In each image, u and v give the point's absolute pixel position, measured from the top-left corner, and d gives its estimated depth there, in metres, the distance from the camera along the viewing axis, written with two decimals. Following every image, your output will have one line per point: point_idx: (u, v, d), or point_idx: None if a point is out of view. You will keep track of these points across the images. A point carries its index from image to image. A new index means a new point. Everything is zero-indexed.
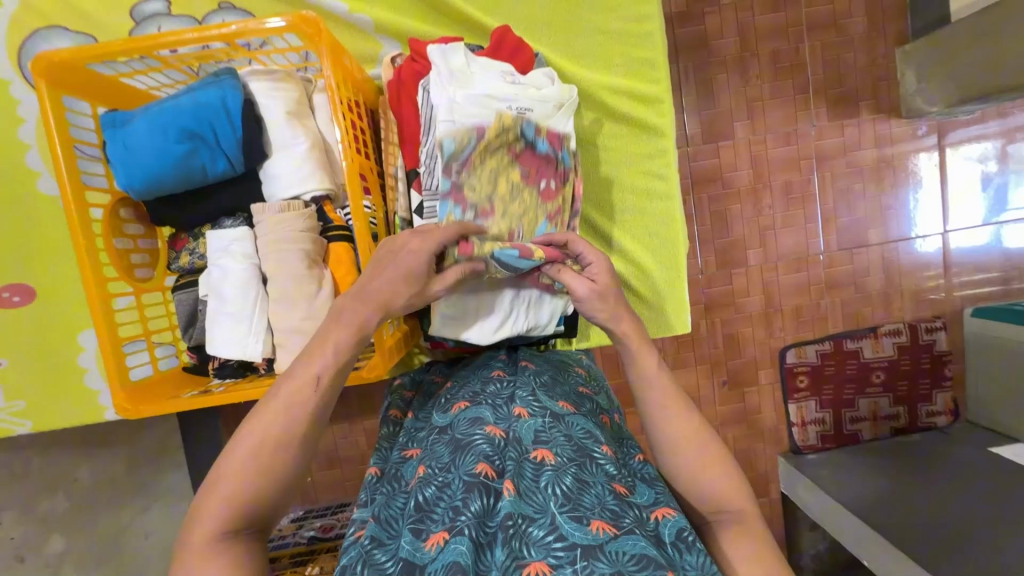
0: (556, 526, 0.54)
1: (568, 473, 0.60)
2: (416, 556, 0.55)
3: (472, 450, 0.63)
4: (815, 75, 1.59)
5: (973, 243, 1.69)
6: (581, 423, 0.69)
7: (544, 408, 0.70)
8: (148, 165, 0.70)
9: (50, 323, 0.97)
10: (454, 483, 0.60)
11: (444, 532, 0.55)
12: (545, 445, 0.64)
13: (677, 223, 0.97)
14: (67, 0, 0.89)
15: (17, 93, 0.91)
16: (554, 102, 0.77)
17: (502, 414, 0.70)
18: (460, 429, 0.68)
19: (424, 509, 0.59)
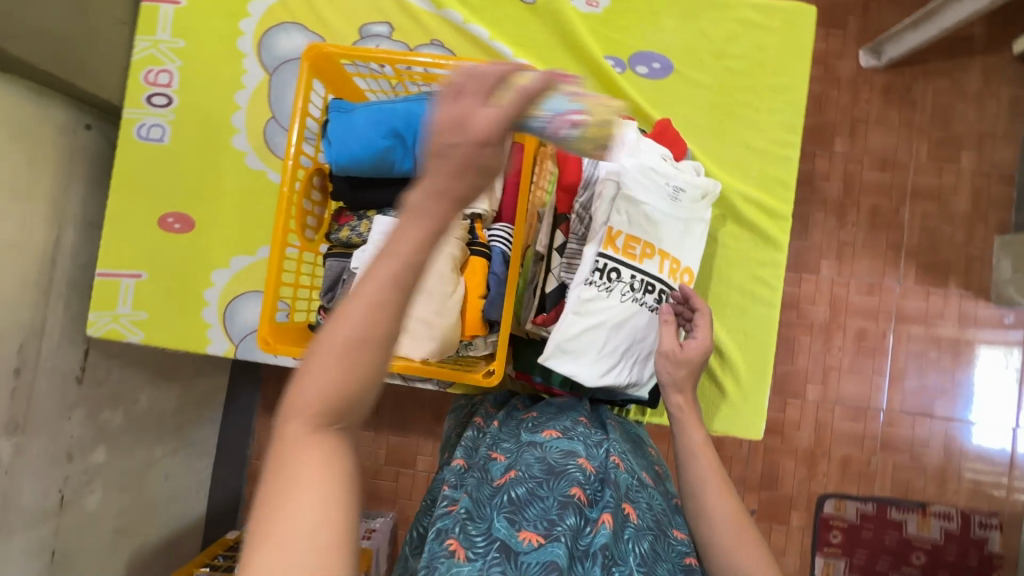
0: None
1: (648, 537, 0.64)
2: (510, 543, 0.57)
3: (567, 476, 0.65)
4: (910, 238, 1.65)
5: None
6: (657, 497, 0.73)
7: (632, 469, 0.73)
8: (355, 148, 0.82)
9: (192, 254, 1.08)
10: (549, 497, 0.62)
11: (540, 534, 0.58)
12: (630, 502, 0.67)
13: (773, 331, 1.01)
14: (314, 7, 1.08)
15: (247, 65, 1.08)
16: (701, 191, 0.88)
17: (596, 454, 0.71)
18: (553, 453, 0.68)
19: (517, 504, 0.61)
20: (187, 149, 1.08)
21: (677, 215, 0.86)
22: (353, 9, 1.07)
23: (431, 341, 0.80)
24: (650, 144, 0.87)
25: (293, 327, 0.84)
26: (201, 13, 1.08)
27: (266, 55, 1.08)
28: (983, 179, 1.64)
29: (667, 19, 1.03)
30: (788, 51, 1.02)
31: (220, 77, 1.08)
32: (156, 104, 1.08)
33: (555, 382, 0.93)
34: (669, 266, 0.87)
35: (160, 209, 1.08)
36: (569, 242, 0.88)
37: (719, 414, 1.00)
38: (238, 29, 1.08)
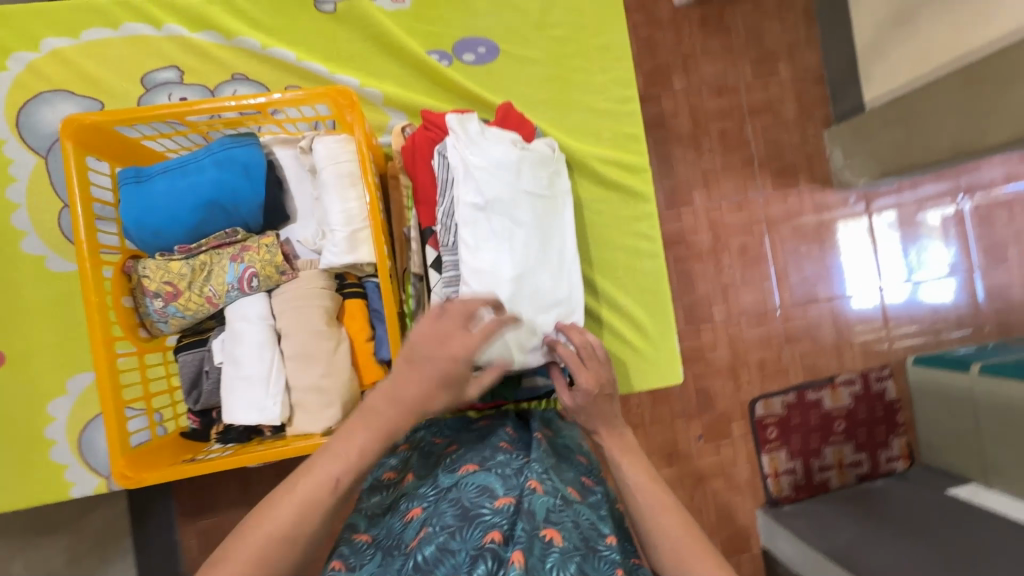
0: None
1: (573, 562, 0.58)
2: None
3: (480, 522, 0.59)
4: (759, 152, 1.79)
5: (906, 301, 1.87)
6: (587, 514, 0.68)
7: (555, 488, 0.68)
8: (167, 225, 0.71)
9: (13, 393, 0.89)
10: (460, 552, 0.56)
11: None
12: (553, 526, 0.61)
13: (665, 279, 1.04)
14: (76, 67, 0.91)
15: (11, 153, 0.90)
16: (545, 219, 0.84)
17: (513, 483, 0.66)
18: (468, 494, 0.64)
19: (422, 566, 0.55)
20: None
21: (543, 196, 0.84)
22: (127, 59, 0.92)
23: (327, 409, 0.72)
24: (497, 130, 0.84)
25: (157, 444, 0.70)
26: None
27: (32, 136, 0.90)
28: (802, 83, 1.81)
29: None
30: (603, 7, 1.02)
31: None
32: None
33: (474, 397, 0.91)
34: (542, 296, 0.82)
35: None
36: (442, 254, 0.82)
37: (640, 372, 1.03)
38: None
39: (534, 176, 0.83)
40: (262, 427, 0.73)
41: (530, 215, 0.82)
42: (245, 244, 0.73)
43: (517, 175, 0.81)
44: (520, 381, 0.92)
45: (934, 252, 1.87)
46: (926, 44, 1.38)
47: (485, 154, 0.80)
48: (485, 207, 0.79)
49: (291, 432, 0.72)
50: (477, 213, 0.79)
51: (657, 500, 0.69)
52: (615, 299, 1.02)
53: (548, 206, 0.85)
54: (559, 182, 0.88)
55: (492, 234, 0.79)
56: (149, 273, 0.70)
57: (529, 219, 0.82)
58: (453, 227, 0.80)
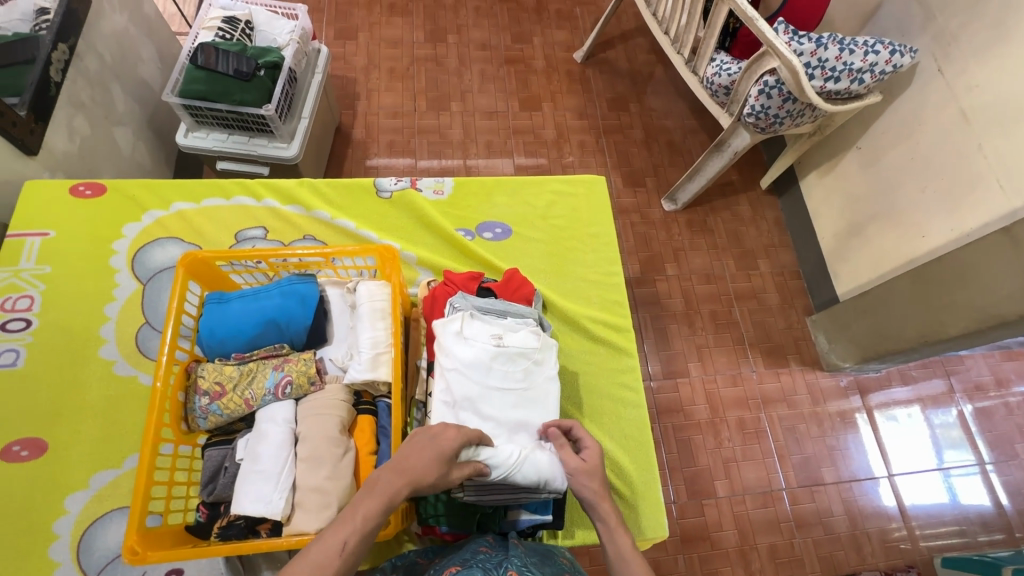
0: None
1: None
2: None
3: None
4: (747, 332, 1.97)
5: (926, 500, 1.77)
6: None
7: None
8: (232, 336, 0.89)
9: (40, 484, 0.96)
10: None
11: None
12: None
13: (648, 428, 1.13)
14: (190, 223, 1.21)
15: (120, 279, 1.14)
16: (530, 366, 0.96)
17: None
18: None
19: None
20: (46, 370, 1.04)
21: (514, 386, 0.94)
22: (229, 219, 1.22)
23: (325, 509, 0.78)
24: (478, 330, 0.97)
25: (166, 530, 0.76)
26: (71, 240, 1.15)
27: (140, 268, 1.15)
28: (780, 277, 2.06)
29: (500, 196, 1.31)
30: (594, 207, 1.32)
31: (89, 295, 1.12)
32: (12, 330, 1.07)
33: (460, 527, 0.94)
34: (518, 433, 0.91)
35: (5, 437, 0.99)
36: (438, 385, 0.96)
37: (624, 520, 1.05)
38: (111, 250, 1.16)
39: (501, 370, 0.93)
40: (262, 526, 0.80)
41: (496, 412, 0.92)
42: (287, 357, 0.89)
43: (484, 375, 0.93)
44: (507, 514, 0.96)
45: (945, 444, 1.83)
46: (878, 250, 1.65)
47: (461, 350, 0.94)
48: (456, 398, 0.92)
49: (287, 532, 0.77)
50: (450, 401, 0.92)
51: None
52: (602, 443, 1.10)
53: (521, 395, 0.94)
54: (539, 367, 0.97)
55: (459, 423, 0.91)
56: (206, 373, 0.85)
57: (496, 412, 0.92)
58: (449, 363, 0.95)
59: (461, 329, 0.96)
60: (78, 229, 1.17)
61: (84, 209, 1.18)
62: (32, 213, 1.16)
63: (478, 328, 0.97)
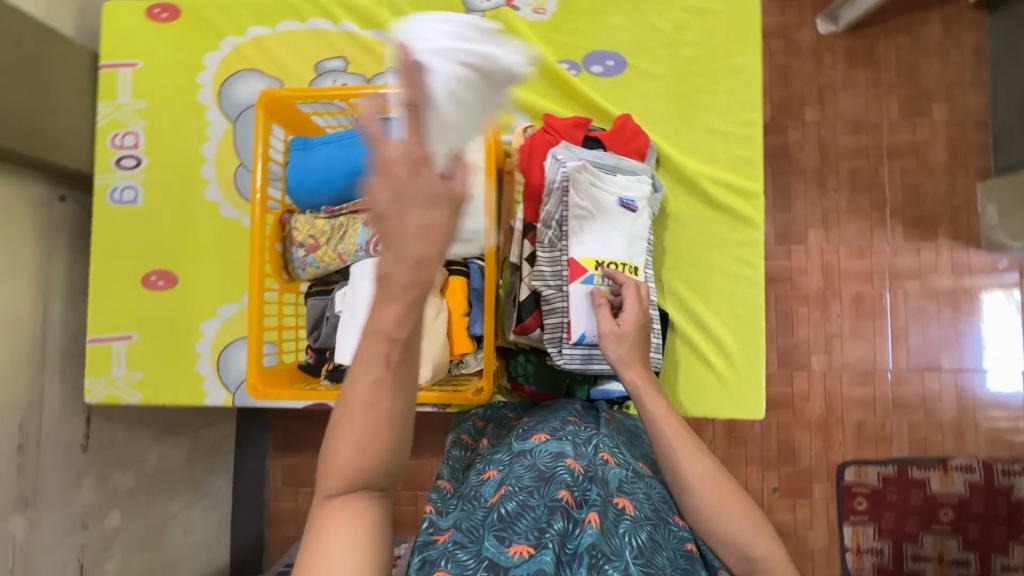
0: (629, 573, 0.56)
1: (645, 529, 0.61)
2: (500, 558, 0.55)
3: (556, 480, 0.63)
4: (893, 196, 1.62)
5: None
6: (657, 486, 0.70)
7: (627, 461, 0.71)
8: (322, 187, 0.84)
9: (179, 309, 1.09)
10: (538, 506, 0.60)
11: (530, 545, 0.56)
12: (625, 495, 0.65)
13: (761, 309, 1.01)
14: (268, 53, 1.10)
15: (210, 117, 1.10)
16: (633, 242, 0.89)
17: (583, 453, 0.70)
18: (543, 458, 0.67)
19: (507, 519, 0.59)
20: (162, 208, 1.10)
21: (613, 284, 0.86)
22: (307, 49, 1.09)
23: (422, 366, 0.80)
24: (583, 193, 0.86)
25: (282, 369, 0.84)
26: (158, 71, 1.10)
27: (228, 105, 1.10)
28: (958, 128, 1.61)
29: (616, 17, 1.04)
30: (738, 30, 1.02)
31: (185, 132, 1.10)
32: (126, 167, 1.10)
33: (548, 388, 0.95)
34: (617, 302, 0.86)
35: (143, 268, 1.09)
36: (537, 250, 0.89)
37: (718, 400, 1.00)
38: (195, 83, 1.10)
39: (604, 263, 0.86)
40: None
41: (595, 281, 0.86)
42: (377, 213, 0.84)
43: (591, 252, 0.86)
44: (596, 382, 0.95)
45: None
46: None
47: (563, 234, 0.87)
48: (559, 289, 0.87)
49: None
50: (560, 284, 0.87)
51: (684, 443, 0.69)
52: (705, 321, 1.01)
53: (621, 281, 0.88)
54: (641, 245, 0.90)
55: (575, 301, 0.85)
56: (299, 226, 0.83)
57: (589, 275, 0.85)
58: (551, 225, 0.87)
59: (563, 194, 0.86)
60: (163, 58, 1.11)
61: (163, 34, 1.11)
62: (118, 40, 1.10)
63: (583, 187, 0.86)
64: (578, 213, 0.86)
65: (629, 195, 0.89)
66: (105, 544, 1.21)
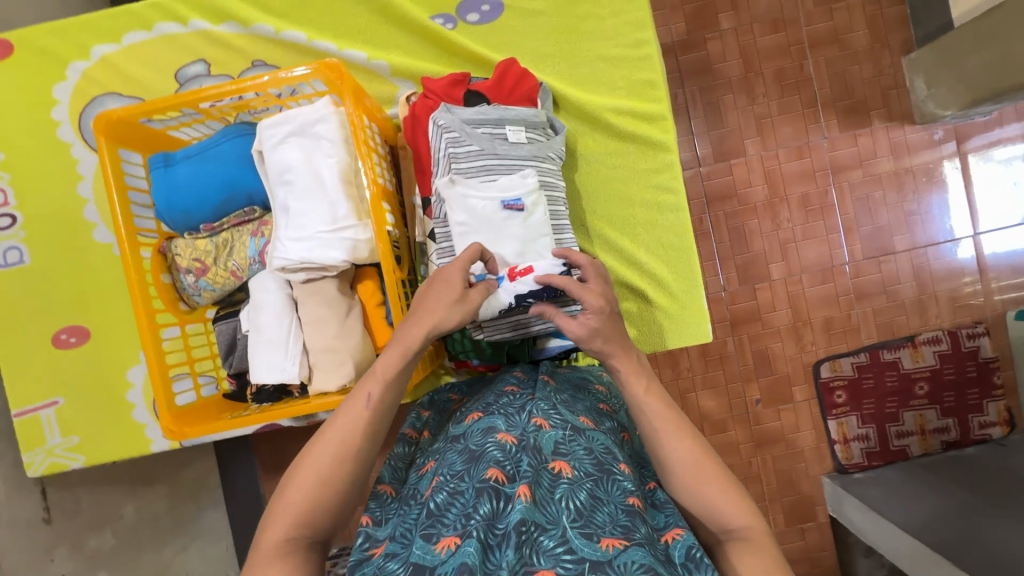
0: (566, 537, 0.54)
1: (584, 488, 0.59)
2: (425, 559, 0.53)
3: (484, 459, 0.60)
4: (822, 88, 1.59)
5: (1009, 246, 1.59)
6: (601, 438, 0.67)
7: (564, 420, 0.68)
8: (193, 206, 0.78)
9: (99, 362, 1.03)
10: (467, 491, 0.58)
11: (456, 536, 0.54)
12: (563, 457, 0.62)
13: (690, 233, 0.98)
14: (121, 72, 1.01)
15: (77, 154, 1.02)
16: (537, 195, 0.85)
17: (517, 423, 0.68)
18: (473, 438, 0.65)
19: (435, 514, 0.57)
20: (52, 261, 1.02)
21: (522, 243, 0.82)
22: (162, 59, 1.00)
23: (342, 366, 0.76)
24: (469, 156, 0.82)
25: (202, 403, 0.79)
26: (8, 116, 1.01)
27: (93, 137, 1.02)
28: (873, 6, 1.57)
29: None
30: None
31: (55, 175, 1.02)
32: (1, 227, 1.02)
33: (490, 359, 0.93)
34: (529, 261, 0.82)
35: (50, 328, 1.03)
36: (436, 226, 0.84)
37: (664, 332, 0.99)
38: (52, 121, 1.01)
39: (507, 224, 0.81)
40: (290, 388, 0.80)
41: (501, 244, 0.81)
42: (262, 220, 0.79)
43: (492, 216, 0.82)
44: (536, 343, 0.93)
45: None
46: None
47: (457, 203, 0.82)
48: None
49: (312, 391, 0.78)
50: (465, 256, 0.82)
51: (665, 422, 0.67)
52: (636, 257, 0.98)
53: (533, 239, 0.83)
54: (546, 194, 0.86)
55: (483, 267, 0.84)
56: (180, 251, 0.77)
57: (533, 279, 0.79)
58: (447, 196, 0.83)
59: (451, 161, 0.82)
60: (8, 101, 1.01)
61: (2, 74, 1.01)
62: None
63: (469, 149, 0.82)
64: (469, 176, 0.82)
65: (523, 147, 0.85)
66: None
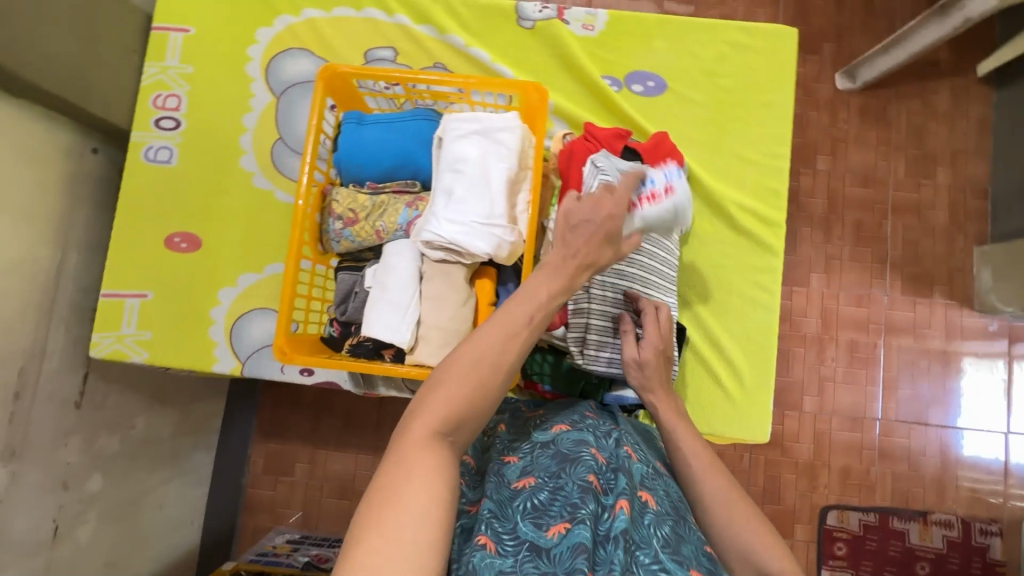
0: (660, 558, 0.55)
1: (667, 523, 0.60)
2: (540, 540, 0.56)
3: (582, 462, 0.63)
4: (895, 250, 1.67)
5: None
6: (674, 485, 0.69)
7: (646, 457, 0.70)
8: (368, 164, 0.86)
9: (198, 274, 1.08)
10: (567, 486, 0.60)
11: (565, 522, 0.57)
12: (647, 489, 0.64)
13: (774, 335, 1.03)
14: (321, 35, 1.13)
15: (255, 89, 1.12)
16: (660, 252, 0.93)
17: (605, 445, 0.69)
18: (566, 445, 0.66)
19: (541, 508, 0.59)
20: (196, 170, 1.10)
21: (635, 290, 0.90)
22: (359, 36, 1.12)
23: (447, 347, 0.81)
24: None
25: (306, 338, 0.84)
26: (210, 39, 1.13)
27: (273, 80, 1.13)
28: (959, 193, 1.67)
29: (659, 41, 1.08)
30: (774, 69, 1.07)
31: (229, 101, 1.12)
32: (164, 127, 1.11)
33: (562, 389, 0.95)
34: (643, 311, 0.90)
35: (167, 229, 1.09)
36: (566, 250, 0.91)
37: (726, 420, 1.01)
38: (245, 55, 1.13)
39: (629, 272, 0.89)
40: (386, 351, 0.85)
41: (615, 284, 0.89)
42: (419, 196, 0.86)
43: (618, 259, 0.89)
44: (610, 388, 0.95)
45: None
46: None
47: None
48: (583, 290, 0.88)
49: (409, 360, 0.82)
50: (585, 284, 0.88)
51: (699, 458, 0.72)
52: (719, 342, 1.03)
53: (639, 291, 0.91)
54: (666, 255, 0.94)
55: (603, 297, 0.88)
56: (341, 199, 0.85)
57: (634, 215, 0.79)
58: None
59: (597, 199, 0.89)
60: (217, 27, 1.13)
61: (221, 6, 1.13)
62: (175, 5, 1.13)
63: None
64: None
65: None
66: (84, 507, 1.17)
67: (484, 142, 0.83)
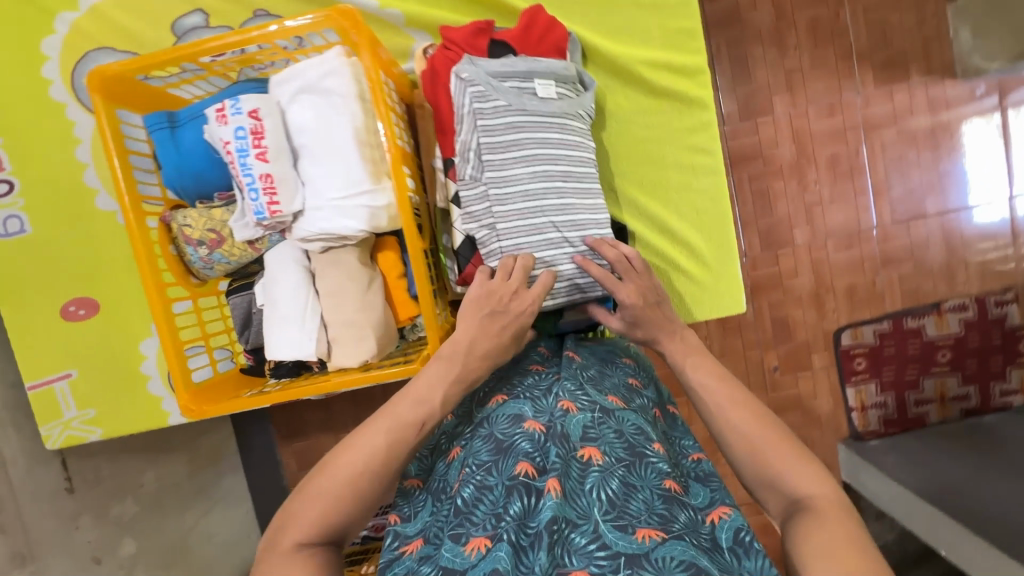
0: (599, 534, 0.51)
1: (616, 476, 0.56)
2: (455, 562, 0.51)
3: (512, 452, 0.58)
4: (860, 39, 1.37)
5: None
6: (631, 418, 0.63)
7: (592, 401, 0.63)
8: (203, 170, 0.73)
9: (114, 335, 1.01)
10: (496, 487, 0.56)
11: (485, 537, 0.52)
12: (592, 442, 0.58)
13: (726, 197, 0.92)
14: (115, 24, 0.93)
15: (74, 116, 0.96)
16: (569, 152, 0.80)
17: (543, 406, 0.64)
18: (500, 425, 0.62)
19: (463, 511, 0.55)
20: (55, 230, 0.98)
21: (550, 208, 0.78)
22: (156, 7, 0.92)
23: (364, 341, 0.73)
24: (496, 113, 0.76)
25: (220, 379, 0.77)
26: None
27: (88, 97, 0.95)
28: None
29: None
30: None
31: (52, 139, 0.96)
32: None
33: None
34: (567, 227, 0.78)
35: (59, 300, 0.99)
36: (459, 189, 0.79)
37: (696, 304, 0.94)
38: (43, 79, 0.94)
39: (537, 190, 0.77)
40: (309, 363, 0.77)
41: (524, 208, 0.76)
42: None
43: (520, 179, 0.77)
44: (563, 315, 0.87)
45: None
46: None
47: (483, 166, 0.76)
48: (492, 227, 0.77)
49: (331, 366, 0.74)
50: (491, 223, 0.77)
51: (717, 394, 0.63)
52: (668, 224, 0.92)
53: (557, 206, 0.78)
54: (577, 154, 0.81)
55: (517, 228, 0.76)
56: (191, 221, 0.72)
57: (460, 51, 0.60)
58: (468, 158, 0.77)
59: (475, 118, 0.76)
60: None
61: None
62: None
63: (494, 107, 0.76)
64: (495, 135, 0.76)
65: (552, 104, 0.79)
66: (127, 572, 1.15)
67: (313, 99, 0.69)
